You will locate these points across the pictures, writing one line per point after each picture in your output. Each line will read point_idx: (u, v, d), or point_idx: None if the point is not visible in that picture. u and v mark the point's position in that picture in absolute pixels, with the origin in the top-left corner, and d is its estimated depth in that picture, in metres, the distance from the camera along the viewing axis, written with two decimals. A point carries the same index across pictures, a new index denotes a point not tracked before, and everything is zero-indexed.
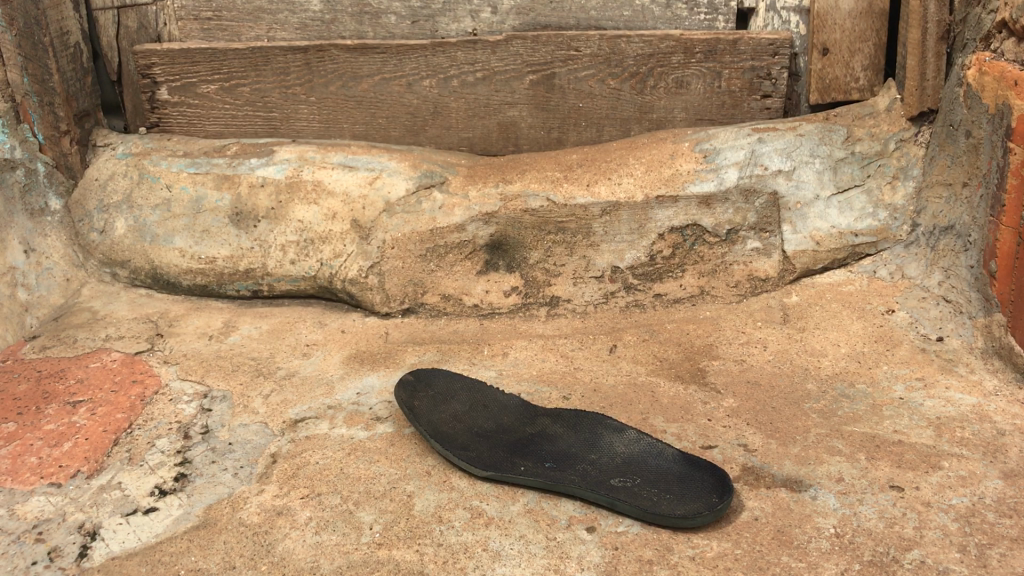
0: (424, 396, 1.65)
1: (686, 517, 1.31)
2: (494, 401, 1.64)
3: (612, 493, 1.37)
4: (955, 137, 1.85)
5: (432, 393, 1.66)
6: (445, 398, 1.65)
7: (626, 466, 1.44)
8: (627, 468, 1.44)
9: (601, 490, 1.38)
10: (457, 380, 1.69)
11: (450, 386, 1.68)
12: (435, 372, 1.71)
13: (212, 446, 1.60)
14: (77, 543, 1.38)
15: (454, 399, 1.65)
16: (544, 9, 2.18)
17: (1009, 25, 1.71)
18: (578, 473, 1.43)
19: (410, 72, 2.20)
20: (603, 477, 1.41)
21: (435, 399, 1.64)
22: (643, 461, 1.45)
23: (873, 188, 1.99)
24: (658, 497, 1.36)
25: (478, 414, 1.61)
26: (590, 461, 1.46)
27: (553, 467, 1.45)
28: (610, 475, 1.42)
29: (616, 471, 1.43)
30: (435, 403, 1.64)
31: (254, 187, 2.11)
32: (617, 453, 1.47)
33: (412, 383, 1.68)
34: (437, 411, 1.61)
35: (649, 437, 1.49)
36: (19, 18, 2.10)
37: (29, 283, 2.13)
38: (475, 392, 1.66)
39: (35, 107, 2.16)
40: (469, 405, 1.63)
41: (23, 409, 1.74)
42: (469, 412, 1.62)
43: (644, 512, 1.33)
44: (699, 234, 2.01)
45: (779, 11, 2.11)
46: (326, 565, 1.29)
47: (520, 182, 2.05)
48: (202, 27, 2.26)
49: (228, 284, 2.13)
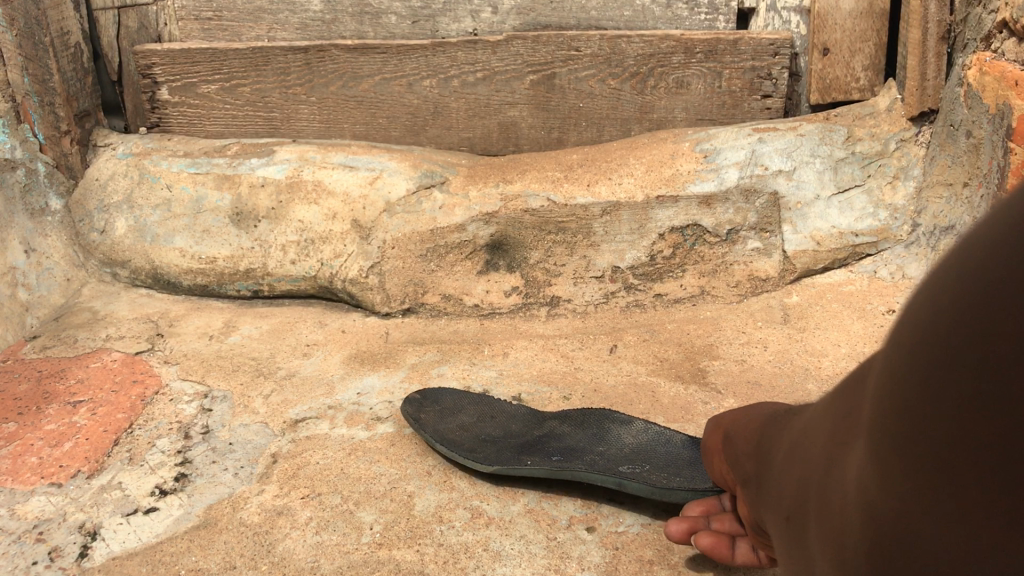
0: (431, 410, 1.61)
1: (695, 489, 1.32)
2: (502, 411, 1.62)
3: (619, 474, 1.37)
4: (955, 137, 1.85)
5: (439, 408, 1.63)
6: (452, 411, 1.62)
7: (634, 454, 1.44)
8: (635, 457, 1.43)
9: (609, 472, 1.38)
10: (464, 397, 1.66)
11: (457, 402, 1.65)
12: (441, 391, 1.68)
13: (212, 446, 1.60)
14: (78, 543, 1.38)
15: (462, 411, 1.62)
16: (544, 9, 2.18)
17: (1009, 25, 1.70)
18: (584, 460, 1.42)
19: (410, 72, 2.20)
20: (611, 463, 1.41)
21: (442, 413, 1.61)
22: (652, 449, 1.45)
23: (873, 188, 1.98)
24: (668, 478, 1.36)
25: (487, 423, 1.58)
26: (599, 452, 1.44)
27: (560, 457, 1.44)
28: (619, 462, 1.41)
29: (625, 458, 1.42)
30: (442, 416, 1.60)
31: (254, 187, 2.11)
32: (625, 444, 1.47)
33: (418, 400, 1.65)
34: (444, 421, 1.58)
35: (656, 426, 1.50)
36: (20, 18, 2.10)
37: (29, 283, 2.12)
38: (482, 404, 1.64)
39: (35, 107, 2.17)
40: (476, 416, 1.60)
41: (23, 409, 1.74)
42: (477, 422, 1.58)
43: (653, 488, 1.34)
44: (699, 234, 2.01)
45: (779, 11, 2.11)
46: (326, 565, 1.29)
47: (521, 182, 2.05)
48: (202, 27, 2.27)
49: (228, 284, 2.13)
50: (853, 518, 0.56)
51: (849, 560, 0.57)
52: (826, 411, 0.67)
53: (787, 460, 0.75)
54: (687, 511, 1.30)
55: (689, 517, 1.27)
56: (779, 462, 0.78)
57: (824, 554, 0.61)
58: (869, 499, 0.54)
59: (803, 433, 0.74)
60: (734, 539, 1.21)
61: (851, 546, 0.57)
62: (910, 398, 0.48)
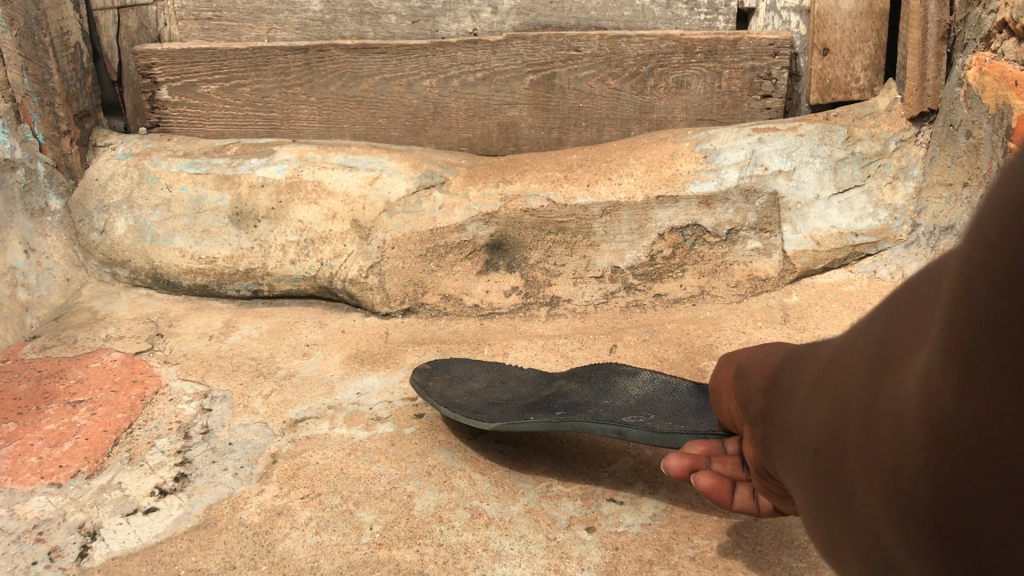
0: (440, 378, 1.63)
1: (696, 431, 1.33)
2: (512, 376, 1.64)
3: (619, 421, 1.38)
4: (955, 137, 1.85)
5: (448, 375, 1.65)
6: (461, 378, 1.64)
7: (640, 404, 1.45)
8: (639, 407, 1.44)
9: (609, 421, 1.39)
10: (474, 365, 1.68)
11: (467, 369, 1.67)
12: (452, 361, 1.70)
13: (212, 446, 1.60)
14: (77, 543, 1.38)
15: (472, 377, 1.64)
16: (544, 9, 2.18)
17: (1009, 25, 1.70)
18: (586, 412, 1.43)
19: (410, 72, 2.20)
20: (614, 413, 1.42)
21: (451, 380, 1.63)
22: (659, 399, 1.47)
23: (873, 188, 1.98)
24: (671, 424, 1.37)
25: (496, 387, 1.60)
26: (602, 404, 1.45)
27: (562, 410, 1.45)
28: (622, 412, 1.42)
29: (628, 409, 1.43)
30: (451, 383, 1.63)
31: (254, 187, 2.11)
32: (631, 396, 1.48)
33: (429, 369, 1.67)
34: (453, 388, 1.60)
35: (662, 377, 1.53)
36: (19, 18, 2.11)
37: (29, 283, 2.11)
38: (492, 371, 1.66)
39: (35, 107, 2.17)
40: (486, 382, 1.62)
41: (23, 409, 1.74)
42: (486, 387, 1.60)
43: (653, 433, 1.36)
44: (699, 234, 2.01)
45: (779, 11, 2.11)
46: (327, 565, 1.29)
47: (521, 182, 2.06)
48: (202, 27, 2.27)
49: (228, 284, 2.13)
50: (914, 441, 0.49)
51: (906, 492, 0.50)
52: (865, 333, 0.60)
53: (808, 395, 0.67)
54: (688, 447, 1.30)
55: (692, 454, 1.28)
56: (799, 395, 0.71)
57: (862, 488, 0.55)
58: (928, 417, 0.47)
59: (829, 362, 0.66)
60: (734, 483, 1.22)
61: (907, 476, 0.50)
62: (1001, 287, 0.41)
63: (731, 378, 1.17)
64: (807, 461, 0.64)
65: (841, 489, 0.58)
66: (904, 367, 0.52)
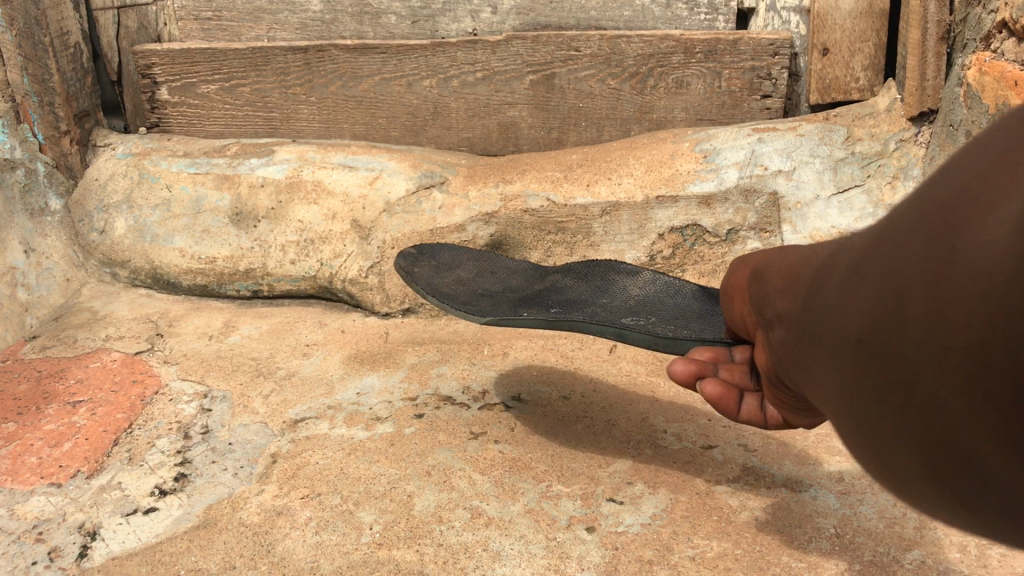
0: (427, 266, 1.64)
1: (702, 338, 1.35)
2: (502, 268, 1.64)
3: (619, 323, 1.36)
4: (955, 137, 1.82)
5: (435, 264, 1.65)
6: (450, 266, 1.64)
7: (639, 305, 1.45)
8: (639, 308, 1.44)
9: (609, 322, 1.37)
10: (462, 254, 1.69)
11: (456, 258, 1.68)
12: (440, 250, 1.71)
13: (212, 446, 1.60)
14: (77, 543, 1.38)
15: (460, 267, 1.64)
16: (544, 9, 2.18)
17: (1009, 25, 1.68)
18: (581, 309, 1.41)
19: (410, 72, 2.20)
20: (612, 312, 1.41)
21: (439, 269, 1.63)
22: (660, 300, 1.48)
23: (873, 188, 1.95)
24: (675, 330, 1.38)
25: (486, 278, 1.60)
26: (599, 303, 1.44)
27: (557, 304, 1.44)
28: (621, 312, 1.41)
29: (626, 310, 1.42)
30: (438, 272, 1.63)
31: (254, 187, 2.11)
32: (630, 295, 1.48)
33: (414, 255, 1.68)
34: (442, 277, 1.60)
35: (663, 279, 1.53)
36: (19, 18, 2.11)
37: (28, 283, 2.11)
38: (481, 262, 1.66)
39: (35, 107, 2.17)
40: (475, 272, 1.62)
41: (23, 409, 1.74)
42: (475, 277, 1.60)
43: (657, 338, 1.36)
44: (699, 234, 2.00)
45: (779, 11, 2.11)
46: (327, 565, 1.29)
47: (521, 182, 2.06)
48: (202, 27, 2.28)
49: (228, 284, 2.13)
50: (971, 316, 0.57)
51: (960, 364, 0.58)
52: (913, 220, 0.65)
53: (841, 291, 0.74)
54: (694, 354, 1.33)
55: (698, 360, 1.30)
56: (831, 287, 0.76)
57: (915, 359, 0.62)
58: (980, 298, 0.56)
59: (865, 252, 0.72)
60: (741, 394, 1.24)
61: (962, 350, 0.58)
62: None
63: (745, 284, 1.15)
64: (849, 350, 0.71)
65: (894, 360, 0.65)
66: (959, 255, 0.59)
